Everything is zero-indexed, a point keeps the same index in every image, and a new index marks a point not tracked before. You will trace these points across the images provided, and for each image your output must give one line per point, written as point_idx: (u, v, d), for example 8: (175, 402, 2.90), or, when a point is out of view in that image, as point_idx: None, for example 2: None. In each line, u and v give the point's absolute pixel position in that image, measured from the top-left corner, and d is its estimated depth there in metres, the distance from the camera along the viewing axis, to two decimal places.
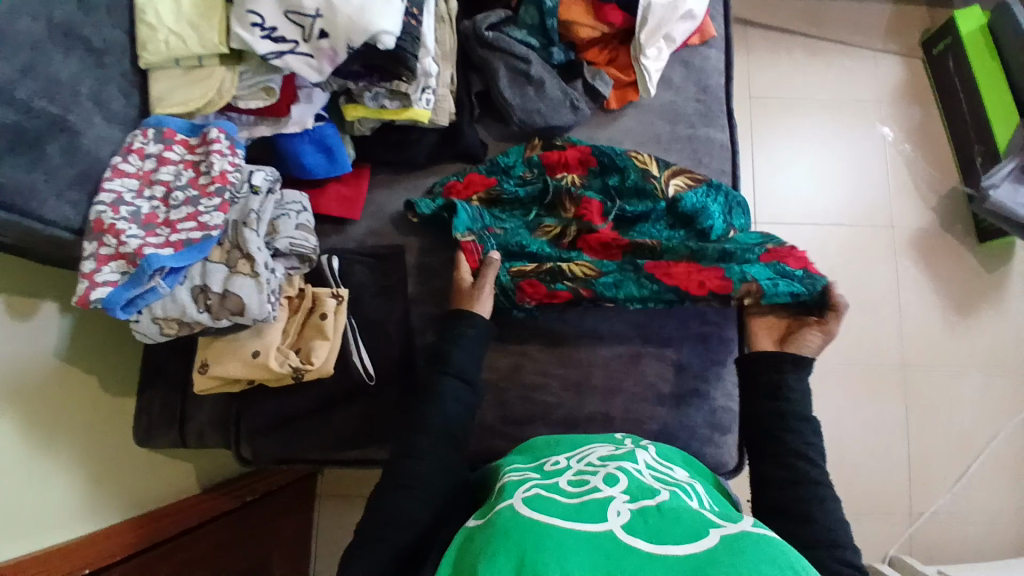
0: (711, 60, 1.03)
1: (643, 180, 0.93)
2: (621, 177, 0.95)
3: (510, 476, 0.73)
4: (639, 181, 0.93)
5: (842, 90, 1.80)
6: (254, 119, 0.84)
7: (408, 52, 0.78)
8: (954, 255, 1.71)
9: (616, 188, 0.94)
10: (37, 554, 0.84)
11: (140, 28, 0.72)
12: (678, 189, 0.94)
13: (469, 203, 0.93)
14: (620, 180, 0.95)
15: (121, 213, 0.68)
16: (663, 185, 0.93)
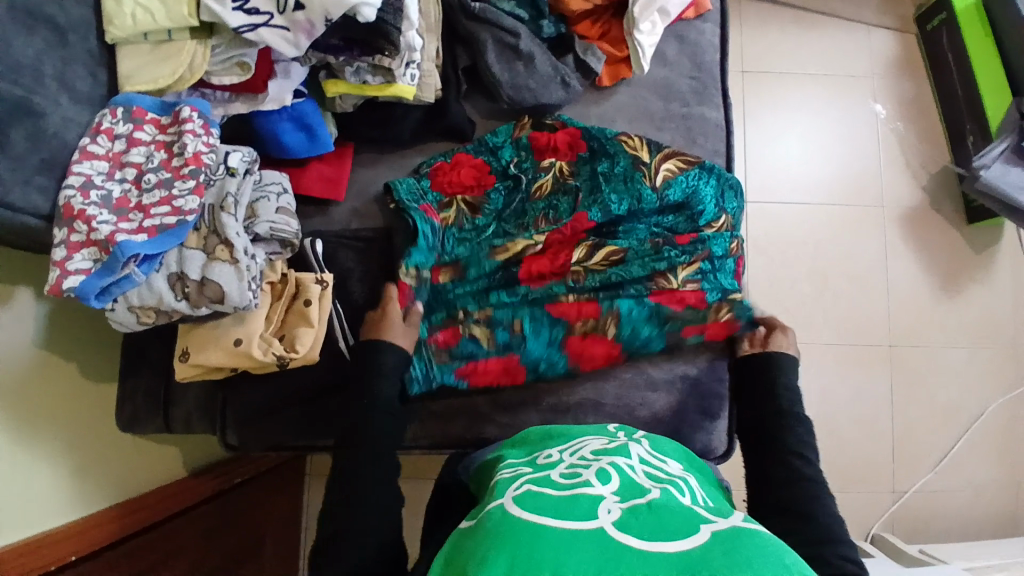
0: (706, 34, 0.99)
1: (632, 167, 0.91)
2: (611, 163, 0.92)
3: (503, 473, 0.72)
4: (628, 168, 0.91)
5: (836, 65, 1.77)
6: (230, 95, 0.80)
7: (389, 24, 0.76)
8: (943, 234, 1.72)
9: (605, 175, 0.91)
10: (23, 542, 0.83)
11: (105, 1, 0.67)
12: (669, 174, 0.91)
13: (428, 222, 0.89)
14: (609, 166, 0.91)
15: (91, 197, 0.64)
16: (653, 172, 0.91)
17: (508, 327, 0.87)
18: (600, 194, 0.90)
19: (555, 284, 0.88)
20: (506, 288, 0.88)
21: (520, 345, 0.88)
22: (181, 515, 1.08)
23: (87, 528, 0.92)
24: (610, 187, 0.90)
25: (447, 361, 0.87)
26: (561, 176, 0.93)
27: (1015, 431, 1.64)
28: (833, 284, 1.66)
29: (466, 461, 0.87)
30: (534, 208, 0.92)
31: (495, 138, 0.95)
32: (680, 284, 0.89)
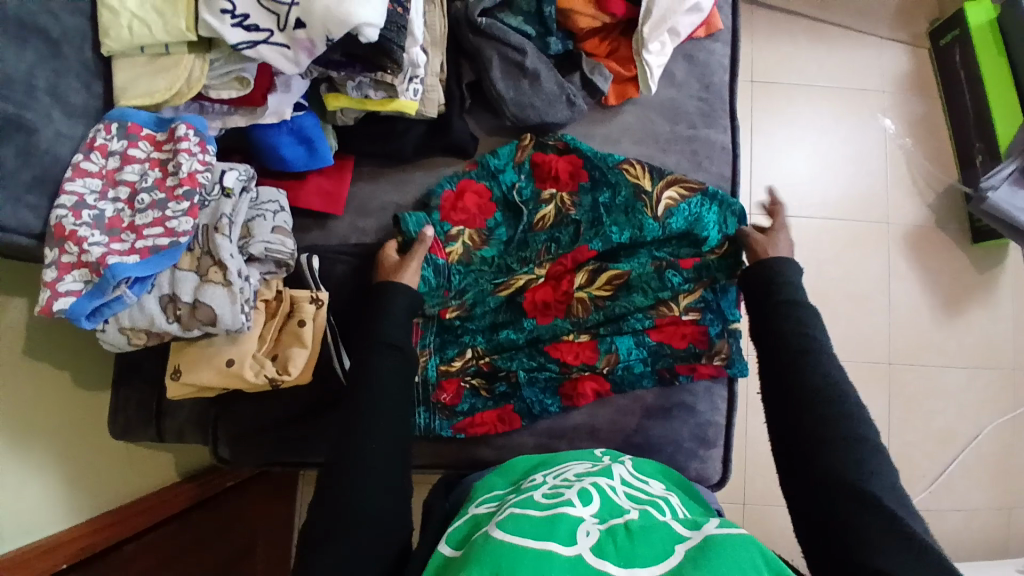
0: (716, 55, 0.97)
1: (634, 197, 0.90)
2: (612, 194, 0.91)
3: (487, 501, 0.74)
4: (629, 199, 0.90)
5: (846, 79, 1.74)
6: (228, 108, 0.77)
7: (393, 42, 0.73)
8: (947, 254, 1.70)
9: (606, 205, 0.91)
10: (14, 554, 0.82)
11: (101, 12, 0.65)
12: (671, 202, 0.90)
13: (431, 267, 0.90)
14: (610, 197, 0.91)
15: (84, 218, 0.62)
16: (654, 202, 0.89)
17: (506, 376, 0.91)
18: (602, 226, 0.90)
19: (555, 321, 0.89)
20: (512, 324, 0.90)
21: (516, 392, 0.91)
22: (177, 519, 1.08)
23: (78, 535, 0.90)
24: (611, 219, 0.90)
25: (448, 414, 0.90)
26: (563, 207, 0.92)
27: (1010, 454, 1.64)
28: (834, 302, 1.64)
29: (461, 484, 0.88)
30: (537, 240, 0.92)
31: (495, 163, 0.94)
32: (680, 315, 0.90)
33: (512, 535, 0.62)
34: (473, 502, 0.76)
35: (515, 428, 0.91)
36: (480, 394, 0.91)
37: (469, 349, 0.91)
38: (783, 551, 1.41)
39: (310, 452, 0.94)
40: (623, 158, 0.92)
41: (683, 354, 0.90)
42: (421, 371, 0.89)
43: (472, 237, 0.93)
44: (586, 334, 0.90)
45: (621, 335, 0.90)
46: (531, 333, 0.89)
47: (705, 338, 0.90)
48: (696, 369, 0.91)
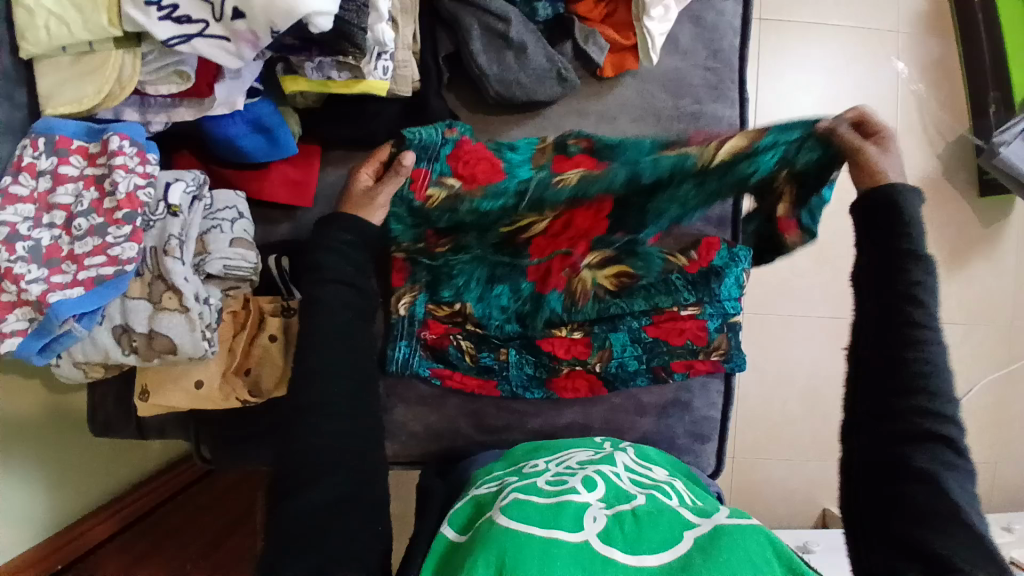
0: (727, 15, 0.86)
1: (689, 163, 0.66)
2: (648, 150, 0.74)
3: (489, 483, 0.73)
4: (677, 167, 0.69)
5: (863, 17, 1.59)
6: (172, 100, 0.68)
7: (353, 24, 0.63)
8: (954, 209, 1.63)
9: (645, 170, 0.68)
10: (21, 558, 0.89)
11: (14, 10, 0.55)
12: (730, 177, 0.68)
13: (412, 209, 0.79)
14: (651, 161, 0.69)
15: (18, 252, 0.55)
16: (713, 173, 0.66)
17: (496, 349, 0.87)
18: (632, 198, 0.72)
19: (552, 294, 0.84)
20: (509, 282, 0.85)
21: (501, 369, 0.87)
22: (153, 512, 1.07)
23: (52, 553, 0.92)
24: (644, 191, 0.72)
25: (429, 355, 0.87)
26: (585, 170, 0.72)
27: (999, 409, 1.66)
28: None
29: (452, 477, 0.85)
30: (557, 199, 0.71)
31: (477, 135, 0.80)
32: (679, 311, 0.85)
33: (516, 521, 0.60)
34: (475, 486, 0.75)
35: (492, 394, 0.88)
36: (465, 357, 0.87)
37: (460, 302, 0.85)
38: (770, 508, 1.45)
39: None
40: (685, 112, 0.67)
41: (679, 352, 0.87)
42: (407, 307, 0.85)
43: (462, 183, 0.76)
44: (579, 331, 0.85)
45: (616, 332, 0.85)
46: (527, 296, 0.85)
47: (702, 339, 0.86)
48: (692, 366, 0.88)
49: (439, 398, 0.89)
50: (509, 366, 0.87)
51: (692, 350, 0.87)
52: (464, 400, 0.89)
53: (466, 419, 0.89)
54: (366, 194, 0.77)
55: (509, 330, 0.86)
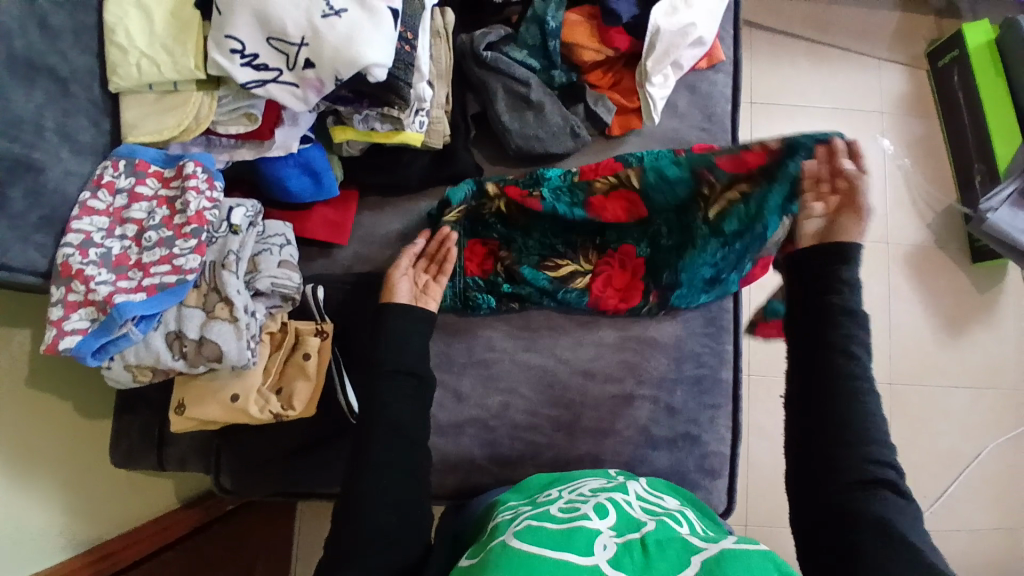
0: (719, 85, 0.98)
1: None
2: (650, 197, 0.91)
3: (503, 515, 0.74)
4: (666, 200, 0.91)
5: (849, 100, 1.75)
6: (235, 141, 0.77)
7: (401, 80, 0.74)
8: (948, 273, 1.71)
9: (648, 208, 0.91)
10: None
11: (110, 50, 0.66)
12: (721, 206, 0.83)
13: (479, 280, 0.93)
14: (648, 200, 0.90)
15: (90, 256, 0.63)
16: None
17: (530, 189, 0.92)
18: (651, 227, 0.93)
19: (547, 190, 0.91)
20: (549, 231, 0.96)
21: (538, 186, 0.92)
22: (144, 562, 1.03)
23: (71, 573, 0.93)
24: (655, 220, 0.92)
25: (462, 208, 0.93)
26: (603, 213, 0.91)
27: (1012, 475, 1.64)
28: None
29: (469, 506, 0.86)
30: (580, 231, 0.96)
31: (473, 189, 0.93)
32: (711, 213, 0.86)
33: (531, 544, 0.62)
34: (491, 519, 0.76)
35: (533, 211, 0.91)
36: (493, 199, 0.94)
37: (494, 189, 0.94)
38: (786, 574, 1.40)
39: (322, 482, 0.93)
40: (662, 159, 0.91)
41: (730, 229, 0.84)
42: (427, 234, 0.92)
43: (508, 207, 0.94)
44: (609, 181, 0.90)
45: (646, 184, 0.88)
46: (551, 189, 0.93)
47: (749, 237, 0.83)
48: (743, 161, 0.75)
49: (456, 428, 0.91)
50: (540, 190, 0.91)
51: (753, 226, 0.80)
52: (479, 430, 0.91)
53: (481, 451, 0.91)
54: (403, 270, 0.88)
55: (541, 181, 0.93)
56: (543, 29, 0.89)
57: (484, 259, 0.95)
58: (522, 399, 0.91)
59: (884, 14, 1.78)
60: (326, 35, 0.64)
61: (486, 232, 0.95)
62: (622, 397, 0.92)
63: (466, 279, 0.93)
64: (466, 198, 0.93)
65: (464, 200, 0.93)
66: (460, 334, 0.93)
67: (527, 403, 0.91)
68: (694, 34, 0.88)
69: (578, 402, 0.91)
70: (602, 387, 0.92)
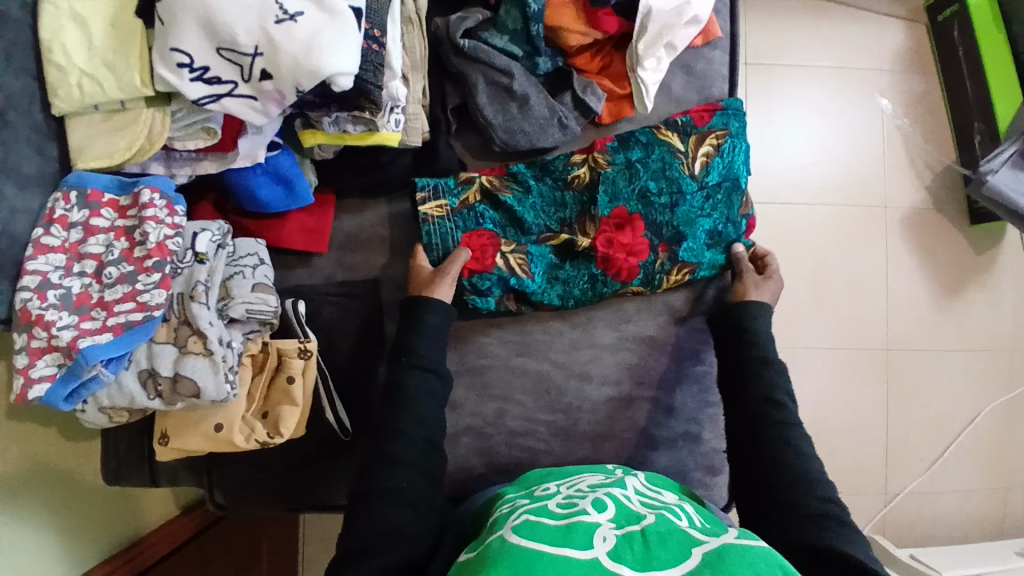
0: (716, 64, 0.92)
1: (671, 155, 0.88)
2: (645, 152, 0.88)
3: (501, 508, 0.72)
4: (666, 156, 0.88)
5: (847, 58, 1.67)
6: (196, 154, 0.71)
7: (371, 83, 0.68)
8: (945, 236, 1.68)
9: (641, 162, 0.88)
10: None
11: (48, 70, 0.59)
12: (706, 157, 0.89)
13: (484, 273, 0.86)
14: (645, 154, 0.88)
15: (50, 299, 0.58)
16: (690, 160, 0.89)
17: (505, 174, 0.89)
18: (638, 183, 0.88)
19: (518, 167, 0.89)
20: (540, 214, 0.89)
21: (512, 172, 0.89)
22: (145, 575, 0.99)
23: None
24: (648, 175, 0.88)
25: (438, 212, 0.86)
26: (596, 166, 0.87)
27: (1005, 434, 1.66)
28: (832, 296, 1.63)
29: (471, 500, 0.85)
30: (573, 200, 0.89)
31: (450, 183, 0.87)
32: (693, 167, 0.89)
33: (529, 539, 0.61)
34: (490, 513, 0.74)
35: (505, 183, 0.88)
36: (468, 189, 0.87)
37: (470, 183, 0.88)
38: None
39: (319, 496, 0.92)
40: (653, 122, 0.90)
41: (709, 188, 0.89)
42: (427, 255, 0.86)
43: (491, 182, 0.88)
44: (581, 152, 0.89)
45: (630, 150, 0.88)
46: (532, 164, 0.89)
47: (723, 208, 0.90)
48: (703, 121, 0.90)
49: (451, 438, 0.89)
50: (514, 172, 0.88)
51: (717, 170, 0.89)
52: (476, 440, 0.89)
53: (478, 460, 0.89)
54: (431, 276, 0.84)
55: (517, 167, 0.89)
56: (524, 12, 0.80)
57: (482, 249, 0.86)
58: (518, 405, 0.89)
59: None
60: (283, 44, 0.57)
61: (479, 222, 0.87)
62: (621, 399, 0.90)
63: (464, 281, 0.86)
64: (445, 189, 0.87)
65: (444, 192, 0.86)
66: (452, 343, 0.89)
67: (523, 409, 0.89)
68: (689, 13, 0.81)
69: (576, 406, 0.89)
70: (600, 390, 0.89)
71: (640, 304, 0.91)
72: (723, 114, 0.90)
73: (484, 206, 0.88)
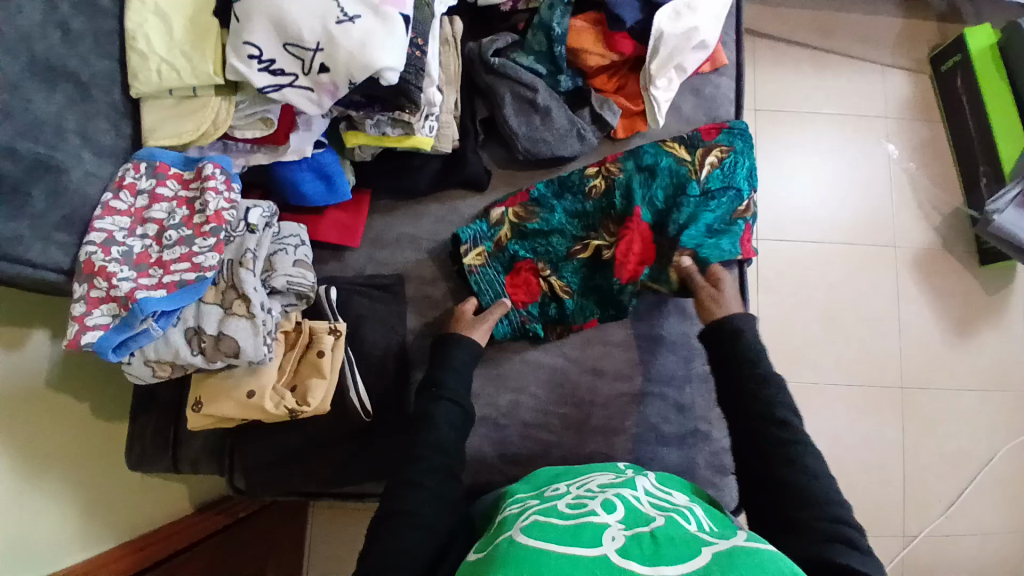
0: (722, 88, 1.01)
1: (677, 165, 0.95)
2: (653, 161, 0.95)
3: (511, 508, 0.73)
4: (673, 164, 0.95)
5: (854, 106, 1.75)
6: (252, 146, 0.80)
7: (411, 84, 0.77)
8: (956, 275, 1.70)
9: (650, 168, 0.94)
10: None
11: (130, 56, 0.69)
12: (711, 166, 0.94)
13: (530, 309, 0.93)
14: (652, 162, 0.95)
15: (113, 254, 0.65)
16: (696, 166, 0.95)
17: (527, 200, 0.95)
18: (648, 189, 0.94)
19: (536, 188, 0.96)
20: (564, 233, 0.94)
21: (534, 198, 0.95)
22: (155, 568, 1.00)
23: None
24: (658, 185, 0.94)
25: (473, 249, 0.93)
26: (609, 174, 0.94)
27: None
28: (843, 330, 1.64)
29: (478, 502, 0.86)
30: (594, 208, 0.95)
31: (484, 228, 0.94)
32: (698, 171, 0.94)
33: (537, 540, 0.61)
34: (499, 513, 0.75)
35: (529, 208, 0.95)
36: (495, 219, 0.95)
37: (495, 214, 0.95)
38: None
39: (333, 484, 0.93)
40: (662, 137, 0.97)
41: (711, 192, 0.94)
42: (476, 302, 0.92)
43: (517, 212, 0.95)
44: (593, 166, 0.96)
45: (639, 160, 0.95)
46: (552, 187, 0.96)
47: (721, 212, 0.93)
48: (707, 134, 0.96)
49: None
50: (535, 198, 0.95)
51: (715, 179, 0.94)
52: (489, 430, 0.92)
53: (490, 450, 0.91)
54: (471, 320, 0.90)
55: (539, 189, 0.96)
56: (549, 35, 0.90)
57: (529, 286, 0.94)
58: (531, 398, 0.92)
59: (888, 19, 1.78)
60: (341, 40, 0.66)
61: (514, 258, 0.94)
62: (630, 395, 0.92)
63: (523, 312, 0.93)
64: (482, 238, 0.94)
65: (481, 239, 0.93)
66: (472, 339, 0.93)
67: (536, 401, 0.92)
68: (697, 37, 0.90)
69: (587, 401, 0.92)
70: (611, 386, 0.93)
71: (650, 305, 0.95)
72: (729, 133, 0.97)
73: (515, 242, 0.94)
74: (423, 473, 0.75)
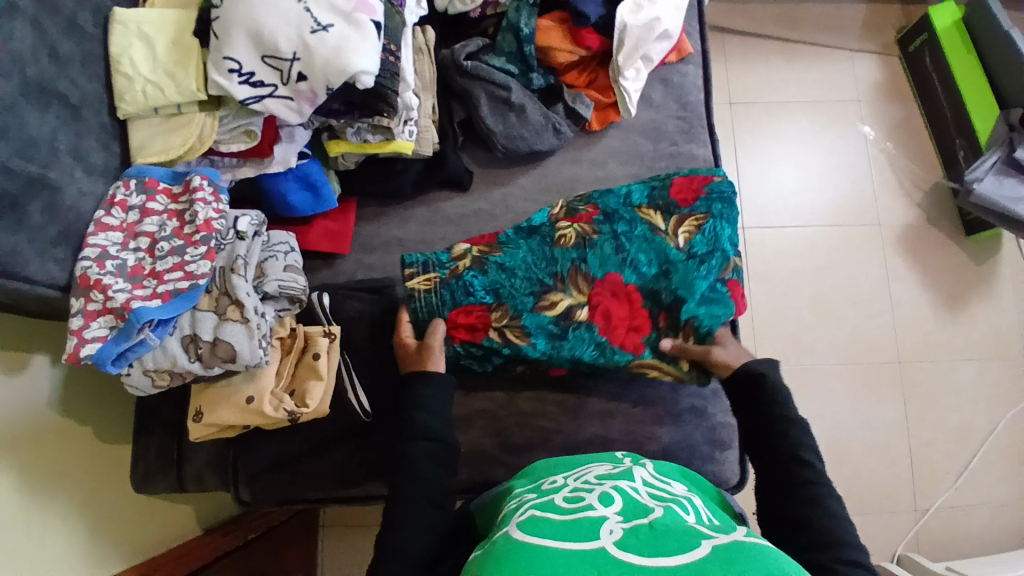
0: (690, 76, 1.04)
1: (653, 233, 0.93)
2: (630, 227, 0.93)
3: (510, 504, 0.73)
4: (647, 232, 0.93)
5: (826, 92, 1.79)
6: (237, 161, 0.82)
7: (388, 88, 0.80)
8: (942, 249, 1.72)
9: (626, 236, 0.92)
10: None
11: (116, 79, 0.72)
12: (688, 235, 0.93)
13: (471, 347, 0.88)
14: (628, 228, 0.93)
15: (107, 267, 0.67)
16: (672, 236, 0.93)
17: (495, 244, 0.92)
18: (627, 253, 0.91)
19: (506, 234, 0.93)
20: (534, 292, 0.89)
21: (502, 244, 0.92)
22: None
23: None
24: (635, 248, 0.91)
25: (428, 285, 0.89)
26: (582, 232, 0.92)
27: None
28: (836, 310, 1.66)
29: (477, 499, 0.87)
30: (565, 259, 0.90)
31: (442, 258, 0.91)
32: (675, 241, 0.93)
33: (533, 536, 0.60)
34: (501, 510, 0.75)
35: (493, 251, 0.91)
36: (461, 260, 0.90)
37: (460, 250, 0.92)
38: None
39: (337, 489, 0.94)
40: (642, 202, 0.96)
41: (694, 258, 0.91)
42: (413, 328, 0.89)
43: (481, 250, 0.91)
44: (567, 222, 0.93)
45: (618, 225, 0.93)
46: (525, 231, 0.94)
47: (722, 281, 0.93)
48: (685, 197, 0.95)
49: (466, 421, 0.93)
50: (502, 244, 0.92)
51: (698, 248, 0.92)
52: (489, 422, 0.93)
53: (491, 441, 0.92)
54: (422, 350, 0.86)
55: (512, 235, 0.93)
56: (518, 36, 0.94)
57: (473, 327, 0.88)
58: (528, 387, 0.94)
59: (852, 7, 1.83)
60: (316, 48, 0.69)
61: (468, 293, 0.88)
62: (626, 377, 0.94)
63: (455, 348, 0.88)
64: (435, 264, 0.90)
65: (433, 265, 0.90)
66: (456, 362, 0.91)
67: (533, 390, 0.94)
68: (660, 27, 0.94)
69: (583, 386, 0.94)
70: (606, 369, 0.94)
71: None
72: (708, 197, 0.95)
73: (472, 273, 0.89)
74: (424, 461, 0.77)
